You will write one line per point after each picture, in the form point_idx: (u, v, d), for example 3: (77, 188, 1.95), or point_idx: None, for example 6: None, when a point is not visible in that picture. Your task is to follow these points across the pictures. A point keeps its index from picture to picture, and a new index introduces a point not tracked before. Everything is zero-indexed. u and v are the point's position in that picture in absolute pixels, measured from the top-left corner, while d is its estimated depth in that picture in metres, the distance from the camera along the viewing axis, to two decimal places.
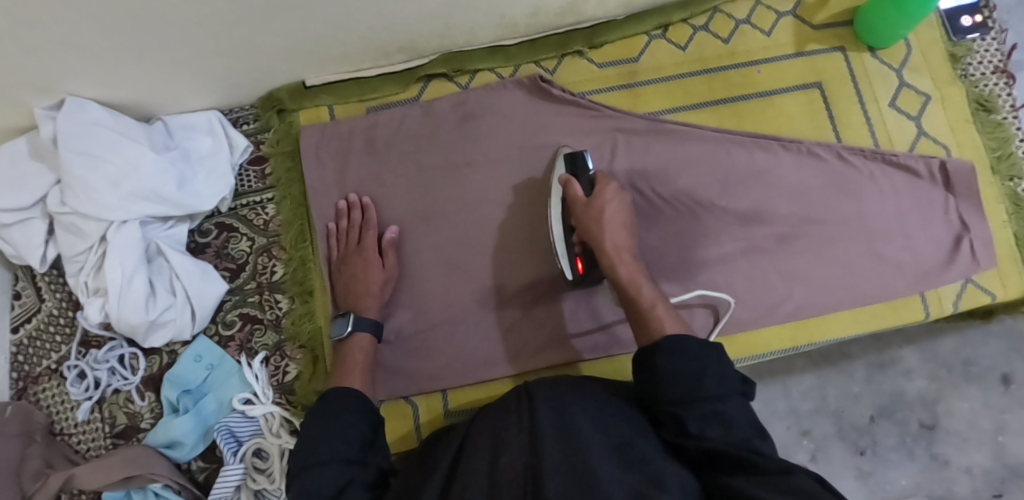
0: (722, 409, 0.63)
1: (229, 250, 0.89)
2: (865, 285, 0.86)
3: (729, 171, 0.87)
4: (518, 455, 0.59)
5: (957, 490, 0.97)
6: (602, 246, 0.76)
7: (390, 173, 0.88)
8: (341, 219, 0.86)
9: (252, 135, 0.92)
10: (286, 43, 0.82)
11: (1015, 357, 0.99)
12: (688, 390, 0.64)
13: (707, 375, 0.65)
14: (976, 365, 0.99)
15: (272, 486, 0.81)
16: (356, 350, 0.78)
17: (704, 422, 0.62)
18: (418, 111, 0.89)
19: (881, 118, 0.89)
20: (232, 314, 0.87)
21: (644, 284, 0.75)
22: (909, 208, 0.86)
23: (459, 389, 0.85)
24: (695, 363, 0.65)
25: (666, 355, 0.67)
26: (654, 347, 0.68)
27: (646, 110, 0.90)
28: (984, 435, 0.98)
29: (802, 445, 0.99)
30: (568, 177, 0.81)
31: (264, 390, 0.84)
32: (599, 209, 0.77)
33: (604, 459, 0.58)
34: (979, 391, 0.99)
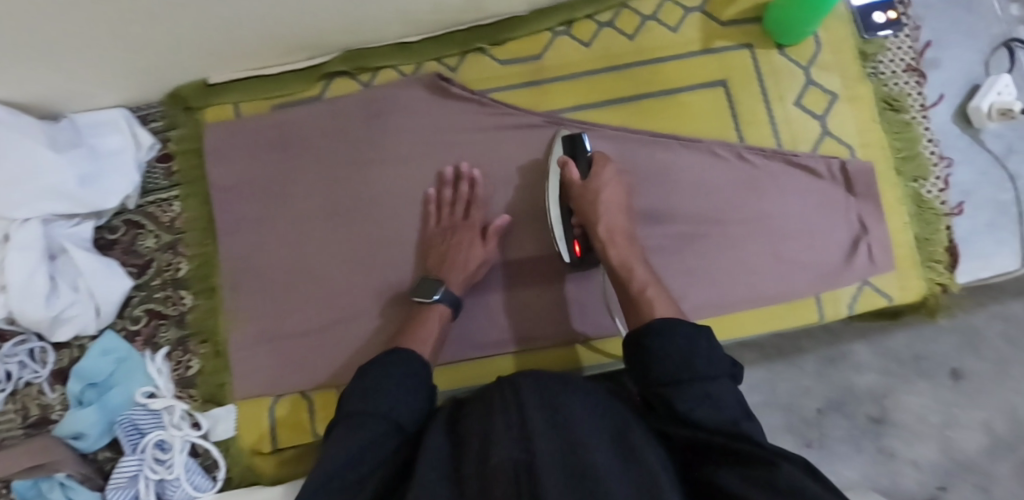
0: (711, 390, 0.63)
1: (137, 247, 0.91)
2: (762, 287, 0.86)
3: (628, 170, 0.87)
4: (511, 451, 0.53)
5: (902, 483, 0.99)
6: (597, 229, 0.78)
7: (295, 171, 0.89)
8: (304, 204, 0.88)
9: (160, 133, 0.93)
10: (181, 43, 0.82)
11: (965, 352, 1.00)
12: (680, 371, 0.64)
13: (698, 355, 0.65)
14: (928, 359, 1.00)
15: (172, 476, 0.83)
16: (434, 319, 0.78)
17: (694, 403, 0.62)
18: (321, 108, 0.90)
19: (786, 117, 0.88)
20: (140, 309, 0.90)
21: (636, 265, 0.77)
22: (809, 208, 0.86)
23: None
24: (687, 346, 0.65)
25: (656, 337, 0.67)
26: (643, 329, 0.69)
27: (546, 108, 0.89)
28: (933, 428, 0.99)
29: None
30: (567, 160, 0.82)
31: (166, 384, 0.86)
32: (595, 191, 0.79)
33: (603, 442, 0.56)
34: (929, 386, 1.00)
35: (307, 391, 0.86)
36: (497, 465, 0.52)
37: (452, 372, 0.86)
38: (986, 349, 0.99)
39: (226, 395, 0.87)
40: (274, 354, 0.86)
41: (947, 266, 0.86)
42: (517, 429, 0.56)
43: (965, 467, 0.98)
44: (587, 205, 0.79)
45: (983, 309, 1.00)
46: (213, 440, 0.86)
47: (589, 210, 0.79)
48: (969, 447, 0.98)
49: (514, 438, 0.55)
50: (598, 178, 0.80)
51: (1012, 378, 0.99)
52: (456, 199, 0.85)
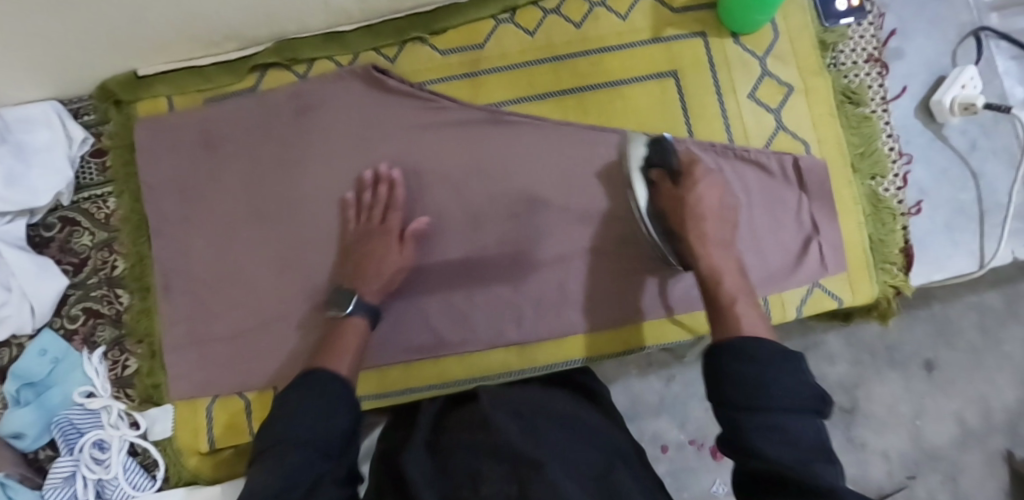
0: (784, 421, 0.55)
1: (72, 245, 0.89)
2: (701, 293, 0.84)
3: (570, 168, 0.83)
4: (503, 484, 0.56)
5: (871, 472, 1.00)
6: (688, 231, 0.72)
7: (225, 168, 0.86)
8: (364, 191, 0.83)
9: (93, 126, 0.90)
10: (96, 35, 0.78)
11: (940, 344, 1.02)
12: (751, 395, 0.57)
13: (774, 381, 0.57)
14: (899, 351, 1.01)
15: (110, 477, 0.83)
16: (348, 333, 0.74)
17: (763, 434, 0.55)
18: (252, 101, 0.86)
19: (738, 111, 0.84)
20: (77, 308, 0.88)
21: (728, 277, 0.69)
22: (760, 208, 0.82)
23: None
24: (762, 370, 0.58)
25: (737, 357, 0.59)
26: (720, 344, 0.62)
27: (486, 102, 0.85)
28: (903, 419, 1.01)
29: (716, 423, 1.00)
30: (658, 171, 0.77)
31: (103, 383, 0.86)
32: (688, 194, 0.74)
33: (565, 472, 0.58)
34: (901, 375, 1.01)
35: (240, 393, 0.85)
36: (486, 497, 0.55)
37: (374, 377, 0.84)
38: (960, 341, 1.02)
39: (162, 395, 0.86)
40: (204, 356, 0.86)
41: (902, 267, 0.82)
42: (502, 452, 0.59)
43: (932, 457, 1.00)
44: (674, 211, 0.74)
45: (959, 299, 1.02)
46: (152, 439, 0.86)
47: (678, 214, 0.74)
48: (938, 439, 1.00)
49: (507, 469, 0.57)
50: (692, 181, 0.75)
51: (984, 369, 1.01)
52: (375, 202, 0.82)
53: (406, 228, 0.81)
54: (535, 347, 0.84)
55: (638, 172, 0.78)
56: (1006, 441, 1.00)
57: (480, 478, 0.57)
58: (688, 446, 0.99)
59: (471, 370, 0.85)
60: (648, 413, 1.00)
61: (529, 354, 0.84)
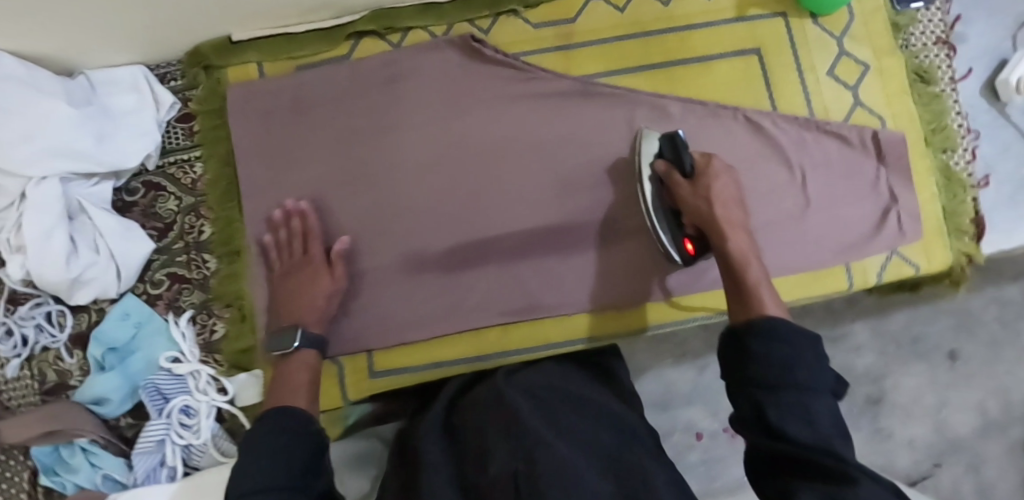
0: (806, 400, 0.56)
1: (156, 209, 0.88)
2: (788, 261, 0.85)
3: (662, 138, 0.85)
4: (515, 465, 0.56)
5: (898, 461, 1.08)
6: (713, 219, 0.73)
7: (313, 132, 0.85)
8: (279, 231, 0.82)
9: (179, 92, 0.90)
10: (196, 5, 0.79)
11: (962, 335, 1.11)
12: (775, 374, 0.58)
13: (799, 363, 0.58)
14: (924, 341, 1.10)
15: (199, 442, 0.82)
16: (297, 370, 0.74)
17: (789, 409, 0.56)
18: (343, 68, 0.86)
19: (818, 87, 0.88)
20: (161, 273, 0.87)
21: (754, 264, 0.70)
22: (839, 178, 0.86)
23: (384, 350, 0.84)
24: (787, 349, 0.59)
25: (760, 335, 0.61)
26: (748, 325, 0.63)
27: (579, 73, 0.88)
28: (927, 409, 1.09)
29: None
30: (665, 164, 0.78)
31: (191, 348, 0.85)
32: (706, 186, 0.75)
33: (579, 452, 0.59)
34: (926, 366, 1.10)
35: (331, 357, 0.83)
36: (495, 477, 0.56)
37: (406, 352, 0.84)
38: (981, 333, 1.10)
39: (251, 360, 0.85)
40: None
41: (972, 236, 0.87)
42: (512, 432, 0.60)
43: (955, 448, 1.09)
44: (692, 204, 0.75)
45: (980, 293, 1.12)
46: (239, 406, 0.85)
47: (696, 206, 0.74)
48: (960, 428, 1.09)
49: (519, 445, 0.58)
50: (704, 176, 0.75)
51: (1003, 361, 1.11)
52: (292, 236, 0.82)
53: (333, 251, 0.81)
54: (632, 309, 0.86)
55: (649, 167, 0.80)
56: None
57: (491, 461, 0.58)
58: (723, 435, 1.04)
59: (567, 332, 0.85)
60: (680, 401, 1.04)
61: (623, 316, 0.85)
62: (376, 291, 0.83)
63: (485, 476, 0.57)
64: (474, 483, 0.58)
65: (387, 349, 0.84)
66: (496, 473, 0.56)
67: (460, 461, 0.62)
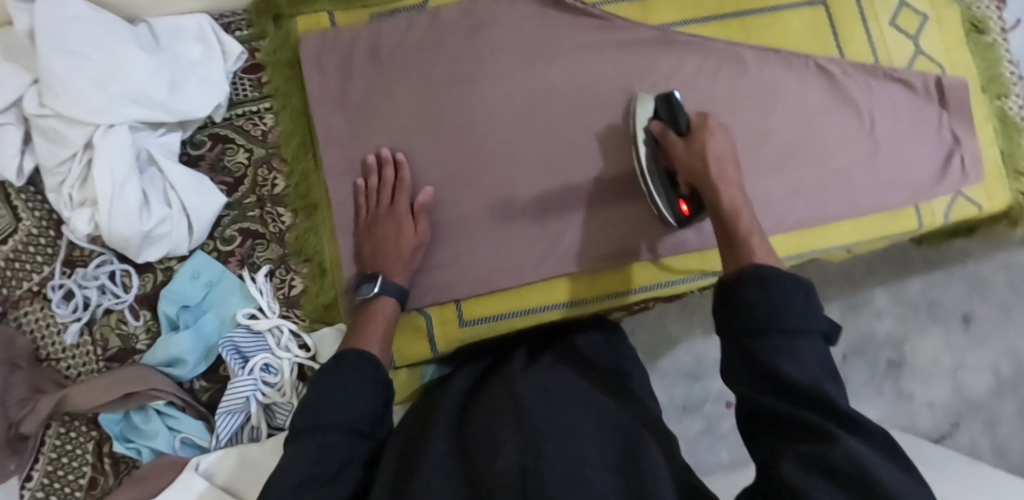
0: (796, 342, 0.55)
1: (225, 163, 0.84)
2: (859, 204, 0.88)
3: (740, 86, 0.88)
4: (519, 454, 0.56)
5: (919, 420, 1.18)
6: (708, 174, 0.71)
7: (392, 81, 0.85)
8: (371, 177, 0.81)
9: (247, 42, 0.87)
10: None
11: (974, 298, 1.21)
12: (765, 320, 0.56)
13: (788, 307, 0.57)
14: (939, 306, 1.21)
15: (284, 401, 0.80)
16: (378, 314, 0.73)
17: (779, 354, 0.54)
18: (422, 18, 0.87)
19: (881, 37, 0.91)
20: (232, 229, 0.83)
21: (745, 214, 0.69)
22: (907, 122, 0.89)
23: (475, 298, 0.84)
24: (778, 297, 0.57)
25: (756, 287, 0.59)
26: (739, 276, 0.61)
27: (657, 21, 0.90)
28: (945, 371, 1.20)
29: None
30: (663, 127, 0.78)
31: (270, 304, 0.82)
32: (701, 144, 0.73)
33: (584, 446, 0.58)
34: (942, 331, 1.20)
35: (409, 309, 0.82)
36: (501, 470, 0.54)
37: (500, 299, 0.84)
38: (992, 297, 1.21)
39: (335, 315, 0.82)
40: None
41: None
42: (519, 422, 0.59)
43: (974, 407, 1.19)
44: (686, 159, 0.74)
45: (990, 259, 1.21)
46: (321, 362, 0.82)
47: (688, 163, 0.73)
48: (977, 388, 1.19)
49: (523, 442, 0.57)
50: (699, 133, 0.74)
51: (1012, 323, 1.20)
52: (382, 185, 0.81)
53: (416, 204, 0.80)
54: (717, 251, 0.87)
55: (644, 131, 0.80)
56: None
57: (495, 460, 0.56)
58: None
59: (652, 276, 0.87)
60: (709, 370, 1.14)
61: (707, 258, 0.87)
62: (461, 238, 0.83)
63: (490, 471, 0.55)
64: (477, 474, 0.56)
65: (480, 295, 0.84)
66: (503, 465, 0.54)
67: (466, 451, 0.60)
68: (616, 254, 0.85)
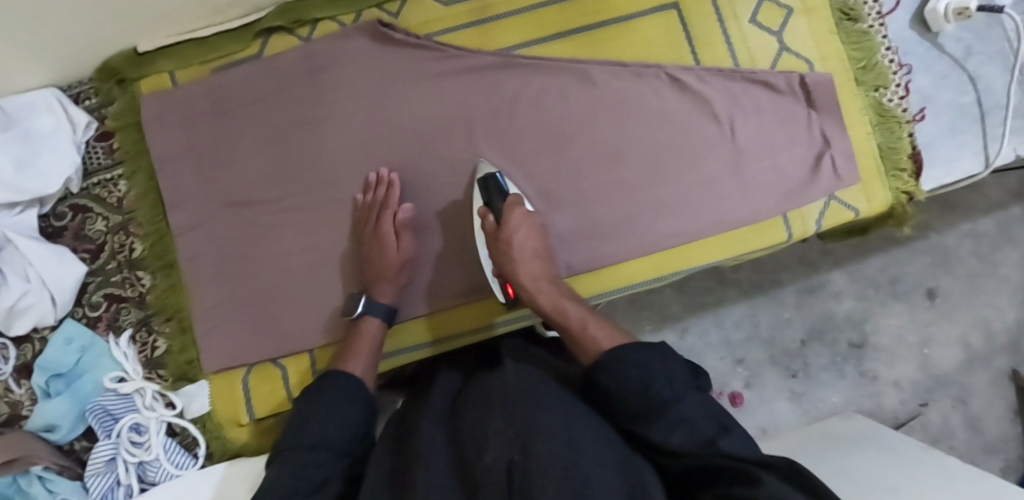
0: (679, 411, 0.57)
1: (86, 231, 0.87)
2: (760, 208, 0.84)
3: (592, 103, 0.84)
4: (505, 450, 0.51)
5: (886, 402, 1.14)
6: (518, 281, 0.75)
7: (236, 135, 0.85)
8: (368, 194, 0.82)
9: (95, 111, 0.88)
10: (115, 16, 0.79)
11: (939, 272, 1.15)
12: (639, 402, 0.58)
13: (657, 377, 0.59)
14: (902, 282, 1.15)
15: (151, 459, 0.82)
16: (364, 333, 0.77)
17: (669, 430, 0.56)
18: (260, 68, 0.85)
19: (741, 36, 0.85)
20: (98, 295, 0.87)
21: (568, 306, 0.72)
22: (774, 127, 0.84)
23: (428, 319, 0.85)
24: (643, 375, 0.59)
25: (609, 371, 0.61)
26: (594, 366, 0.63)
27: (497, 47, 0.85)
28: (912, 349, 1.15)
29: (738, 372, 1.13)
30: (484, 212, 0.79)
31: (134, 367, 0.85)
32: (507, 240, 0.75)
33: (590, 444, 0.53)
34: (907, 306, 1.15)
35: (254, 361, 0.84)
36: (490, 463, 0.50)
37: (444, 318, 0.86)
38: (958, 268, 1.15)
39: (197, 371, 0.85)
40: (255, 325, 0.84)
41: (912, 173, 0.85)
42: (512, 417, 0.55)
43: (942, 383, 1.14)
44: (500, 258, 0.76)
45: (954, 228, 1.15)
46: (189, 419, 0.85)
47: (501, 263, 0.76)
48: (945, 363, 1.14)
49: (510, 435, 0.53)
50: (505, 229, 0.76)
51: (981, 293, 1.15)
52: (374, 202, 0.82)
53: (399, 220, 0.80)
54: (579, 279, 0.83)
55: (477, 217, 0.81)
56: (1009, 359, 1.14)
57: (480, 454, 0.52)
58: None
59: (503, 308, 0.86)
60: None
61: None
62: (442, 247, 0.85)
63: (479, 466, 0.51)
64: (469, 466, 0.53)
65: (423, 317, 0.86)
66: (492, 460, 0.51)
67: (455, 445, 0.58)
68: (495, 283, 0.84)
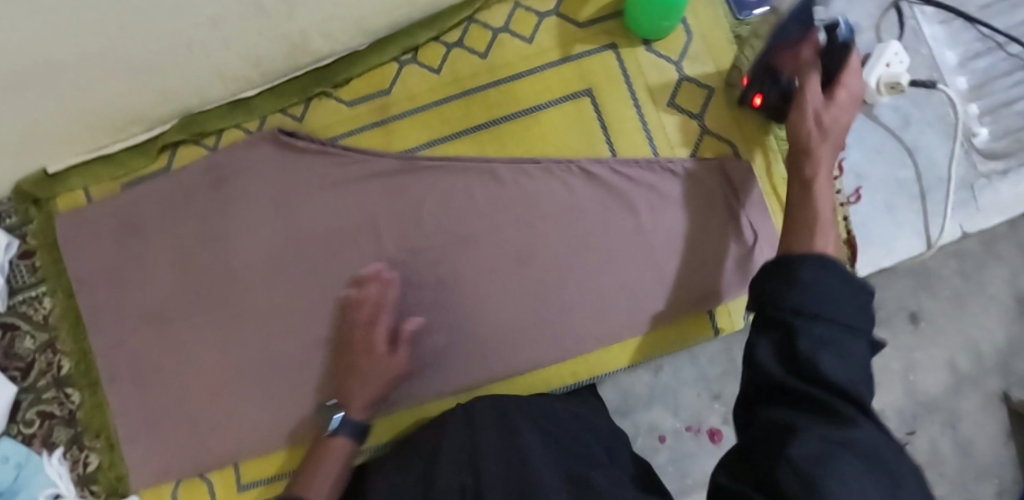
0: (840, 341, 0.47)
1: (16, 350, 0.88)
2: (691, 304, 0.79)
3: (500, 201, 0.81)
4: (456, 473, 0.57)
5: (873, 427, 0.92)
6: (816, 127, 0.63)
7: (148, 251, 0.85)
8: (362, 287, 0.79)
9: (15, 228, 0.88)
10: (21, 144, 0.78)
11: (922, 294, 0.92)
12: (816, 312, 0.49)
13: (839, 299, 0.49)
14: (884, 308, 0.92)
15: None
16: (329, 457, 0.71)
17: (814, 349, 0.46)
18: (166, 182, 0.84)
19: (659, 120, 0.81)
20: (31, 412, 0.88)
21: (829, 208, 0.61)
22: (695, 218, 0.79)
23: (466, 393, 0.81)
24: (836, 286, 0.50)
25: (811, 270, 0.51)
26: (802, 258, 0.53)
27: (401, 147, 0.83)
28: (896, 377, 0.91)
29: (715, 409, 0.89)
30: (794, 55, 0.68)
31: (67, 484, 0.85)
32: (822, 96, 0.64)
33: (540, 447, 0.59)
34: (889, 332, 0.92)
35: (180, 475, 0.84)
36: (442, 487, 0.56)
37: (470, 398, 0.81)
38: (943, 288, 0.91)
39: (127, 486, 0.85)
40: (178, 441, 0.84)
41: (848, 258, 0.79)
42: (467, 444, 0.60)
43: (930, 409, 0.90)
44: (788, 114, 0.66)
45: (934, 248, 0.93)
46: None
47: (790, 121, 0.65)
48: (934, 389, 0.91)
49: (461, 459, 0.58)
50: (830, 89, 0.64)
51: (969, 313, 0.91)
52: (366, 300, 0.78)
53: (404, 334, 0.77)
54: (493, 389, 0.81)
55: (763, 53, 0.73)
56: (1003, 379, 0.91)
57: (439, 464, 0.58)
58: (685, 434, 0.88)
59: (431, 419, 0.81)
60: (642, 406, 0.89)
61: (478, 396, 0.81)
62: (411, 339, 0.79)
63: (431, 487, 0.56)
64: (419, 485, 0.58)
65: (458, 393, 0.81)
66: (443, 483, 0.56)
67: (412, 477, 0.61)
68: (415, 394, 0.81)
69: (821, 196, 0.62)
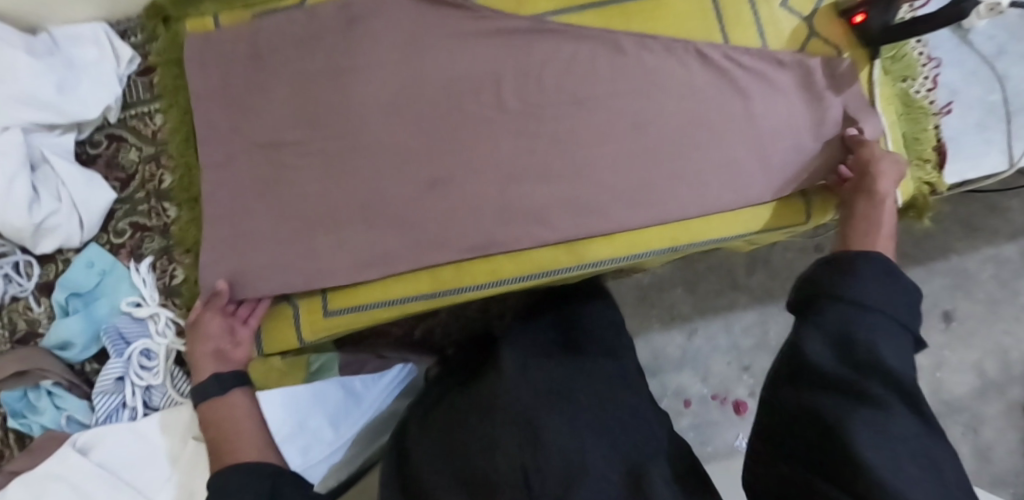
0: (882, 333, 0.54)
1: (119, 160, 0.91)
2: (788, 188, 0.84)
3: (620, 69, 0.85)
4: (515, 455, 0.62)
5: None
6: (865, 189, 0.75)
7: (268, 80, 0.87)
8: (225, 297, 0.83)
9: (140, 47, 0.94)
10: None
11: (957, 294, 1.13)
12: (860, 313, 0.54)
13: (879, 300, 0.56)
14: (920, 301, 1.13)
15: (159, 383, 0.85)
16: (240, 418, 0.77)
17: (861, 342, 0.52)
18: (300, 15, 0.88)
19: (772, 19, 0.87)
20: (123, 222, 0.90)
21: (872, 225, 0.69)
22: (800, 107, 0.84)
23: (569, 244, 0.83)
24: (879, 292, 0.56)
25: (859, 278, 0.57)
26: (845, 267, 0.59)
27: (529, 12, 0.87)
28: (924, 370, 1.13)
29: (743, 379, 1.14)
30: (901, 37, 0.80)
31: (151, 293, 0.87)
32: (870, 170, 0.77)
33: (594, 440, 0.65)
34: (922, 326, 1.13)
35: (268, 298, 0.84)
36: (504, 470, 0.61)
37: (571, 250, 0.83)
38: (977, 292, 1.13)
39: None
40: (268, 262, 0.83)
41: (937, 165, 0.85)
42: (521, 423, 0.65)
43: (953, 409, 1.11)
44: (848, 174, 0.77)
45: (976, 252, 1.13)
46: None
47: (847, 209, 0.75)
48: (958, 390, 1.11)
49: (520, 441, 0.63)
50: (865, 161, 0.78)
51: (1000, 319, 1.12)
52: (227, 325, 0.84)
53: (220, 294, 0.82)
54: (594, 242, 0.83)
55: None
56: None
57: (501, 447, 0.63)
58: (712, 401, 1.13)
59: (527, 267, 0.83)
60: (672, 367, 1.13)
61: (579, 250, 0.83)
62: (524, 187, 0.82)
63: (492, 470, 0.61)
64: (479, 476, 0.62)
65: (561, 243, 0.83)
66: (506, 468, 0.61)
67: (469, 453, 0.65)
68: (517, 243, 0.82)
69: (868, 221, 0.70)
